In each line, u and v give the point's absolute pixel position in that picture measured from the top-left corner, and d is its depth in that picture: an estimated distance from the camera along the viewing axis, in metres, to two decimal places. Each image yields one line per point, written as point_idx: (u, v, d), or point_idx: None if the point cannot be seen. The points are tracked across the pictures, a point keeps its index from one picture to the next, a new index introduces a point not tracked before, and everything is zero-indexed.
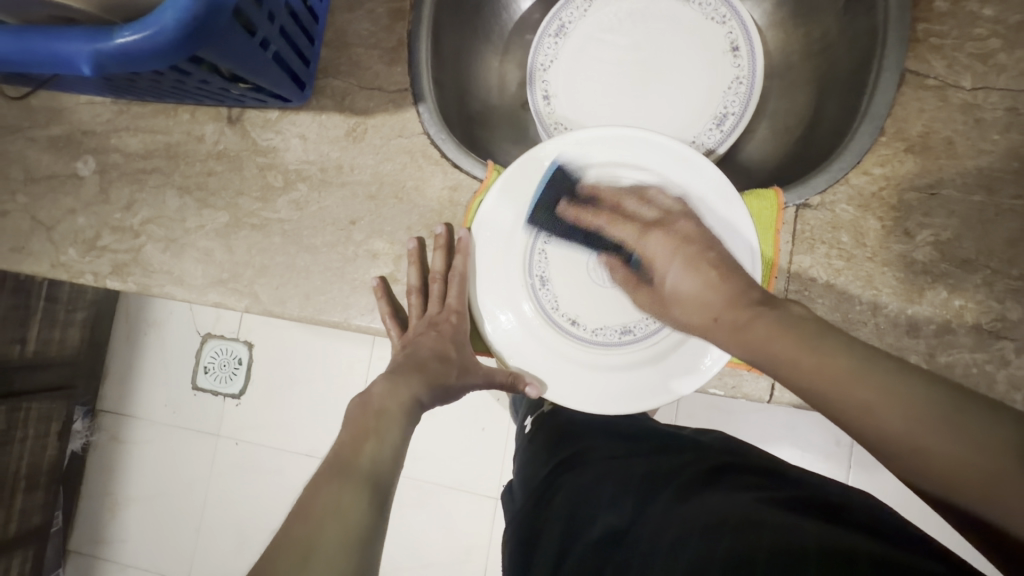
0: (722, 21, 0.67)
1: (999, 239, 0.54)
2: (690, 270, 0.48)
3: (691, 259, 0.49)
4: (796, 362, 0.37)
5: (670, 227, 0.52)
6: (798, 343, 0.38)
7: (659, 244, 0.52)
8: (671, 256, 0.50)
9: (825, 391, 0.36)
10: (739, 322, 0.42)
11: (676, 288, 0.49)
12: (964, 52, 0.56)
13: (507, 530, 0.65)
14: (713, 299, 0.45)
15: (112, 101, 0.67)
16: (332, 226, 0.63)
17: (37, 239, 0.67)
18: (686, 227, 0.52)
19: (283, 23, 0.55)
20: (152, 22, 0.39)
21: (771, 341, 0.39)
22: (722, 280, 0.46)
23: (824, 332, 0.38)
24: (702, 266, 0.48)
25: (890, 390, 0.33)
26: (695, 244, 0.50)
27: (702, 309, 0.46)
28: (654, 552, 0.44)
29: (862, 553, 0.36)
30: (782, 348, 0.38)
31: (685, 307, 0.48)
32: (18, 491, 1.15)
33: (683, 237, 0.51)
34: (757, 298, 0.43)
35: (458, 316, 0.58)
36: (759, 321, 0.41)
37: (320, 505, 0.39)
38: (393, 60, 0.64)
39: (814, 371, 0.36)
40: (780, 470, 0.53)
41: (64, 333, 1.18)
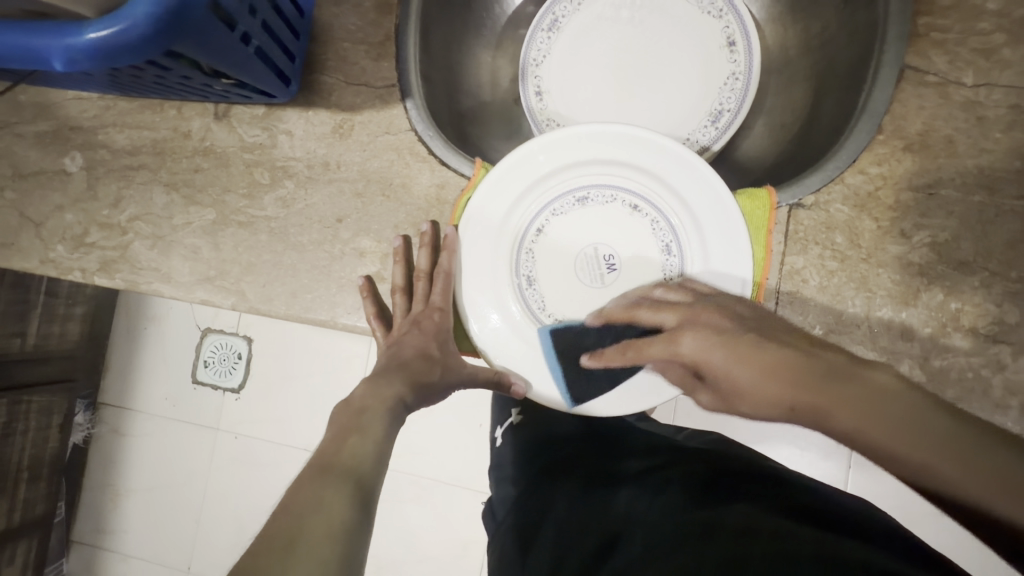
0: (718, 15, 0.66)
1: (999, 241, 0.53)
2: (749, 364, 0.40)
3: (741, 354, 0.41)
4: (854, 428, 0.34)
5: (697, 324, 0.44)
6: (853, 410, 0.34)
7: (693, 337, 0.44)
8: (713, 353, 0.42)
9: (884, 451, 0.33)
10: (801, 403, 0.37)
11: (732, 377, 0.41)
12: (967, 48, 0.54)
13: (491, 544, 0.63)
14: (775, 389, 0.39)
15: (99, 96, 0.66)
16: (318, 224, 0.63)
17: (25, 235, 0.67)
18: (714, 319, 0.45)
19: (266, 17, 0.54)
20: (124, 16, 0.38)
21: (828, 409, 0.35)
22: (783, 360, 0.39)
23: (885, 397, 0.34)
24: (757, 357, 0.40)
25: (946, 445, 0.31)
26: (739, 334, 0.43)
27: (758, 394, 0.40)
28: (646, 551, 0.43)
29: (861, 559, 0.34)
30: (836, 411, 0.35)
31: (751, 400, 0.40)
32: (20, 483, 1.16)
33: (715, 327, 0.44)
34: (822, 368, 0.38)
35: (441, 314, 0.58)
36: (819, 388, 0.36)
37: (303, 505, 0.37)
38: (381, 55, 0.63)
39: (881, 441, 0.33)
40: (774, 474, 0.52)
41: (64, 327, 1.18)
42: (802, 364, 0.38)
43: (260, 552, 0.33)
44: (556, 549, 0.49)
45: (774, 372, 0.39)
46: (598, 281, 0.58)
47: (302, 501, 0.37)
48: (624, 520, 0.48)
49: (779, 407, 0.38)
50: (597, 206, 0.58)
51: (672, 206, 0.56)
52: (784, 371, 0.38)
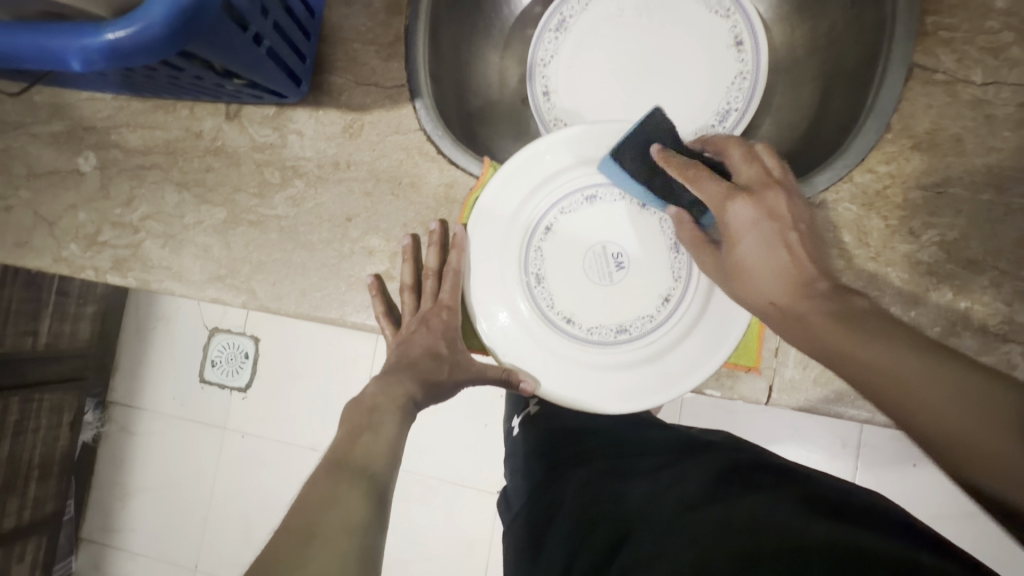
0: (726, 14, 0.66)
1: (1009, 239, 0.53)
2: (768, 246, 0.44)
3: (771, 239, 0.44)
4: (848, 346, 0.36)
5: (759, 198, 0.45)
6: (848, 330, 0.37)
7: (744, 210, 0.45)
8: (750, 232, 0.44)
9: (871, 368, 0.35)
10: (793, 309, 0.41)
11: (742, 261, 0.45)
12: (975, 46, 0.54)
13: (507, 535, 0.64)
14: (772, 283, 0.43)
15: (112, 97, 0.67)
16: (328, 223, 0.63)
17: (40, 234, 0.68)
18: (778, 201, 0.45)
19: (277, 18, 0.54)
20: (140, 17, 0.39)
21: (818, 323, 0.39)
22: (793, 265, 0.42)
23: (879, 322, 0.37)
24: (783, 247, 0.43)
25: (945, 388, 0.32)
26: (785, 224, 0.44)
27: (756, 293, 0.44)
28: (659, 542, 0.43)
29: (873, 549, 0.34)
30: (821, 325, 0.39)
31: (744, 286, 0.45)
32: (31, 480, 1.17)
33: (770, 209, 0.45)
34: (820, 285, 0.41)
35: (449, 312, 0.58)
36: (814, 309, 0.40)
37: (322, 501, 0.38)
38: (390, 56, 0.64)
39: (872, 361, 0.35)
40: (783, 467, 0.52)
41: (75, 326, 1.20)
42: (808, 280, 0.42)
43: (278, 548, 0.34)
44: (569, 545, 0.50)
45: (776, 272, 0.43)
46: (607, 279, 0.58)
47: (317, 498, 0.38)
48: (637, 515, 0.49)
49: (762, 301, 0.43)
50: (606, 205, 0.58)
51: None
52: (788, 277, 0.42)
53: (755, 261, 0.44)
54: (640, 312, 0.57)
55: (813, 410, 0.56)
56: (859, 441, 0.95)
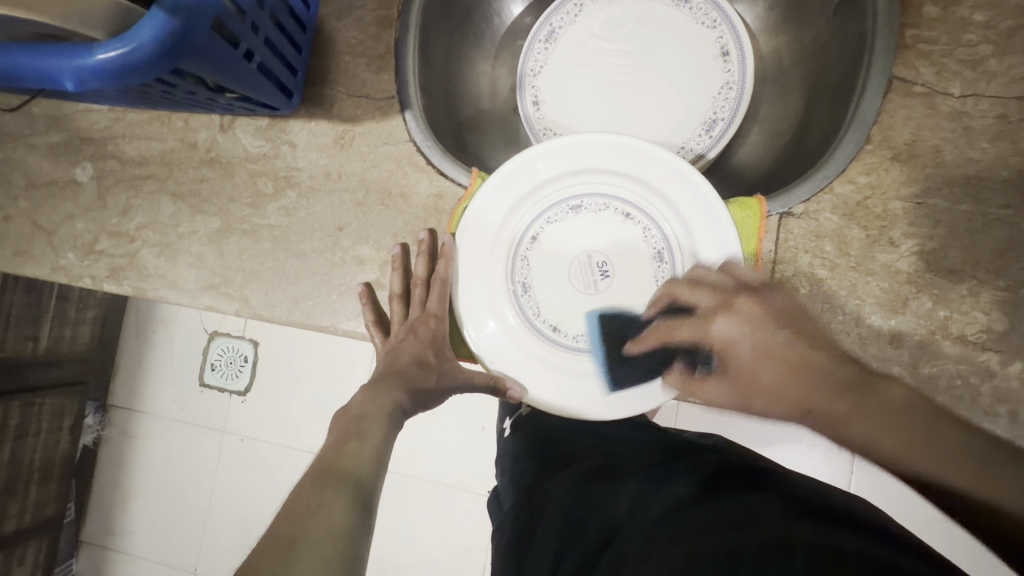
0: (712, 25, 0.67)
1: (987, 249, 0.53)
2: (770, 356, 0.47)
3: (769, 354, 0.47)
4: (897, 451, 0.40)
5: (736, 310, 0.50)
6: (894, 432, 0.40)
7: (732, 325, 0.49)
8: (743, 342, 0.49)
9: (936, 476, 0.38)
10: (828, 416, 0.43)
11: (754, 371, 0.48)
12: (954, 59, 0.55)
13: (496, 534, 0.64)
14: (800, 390, 0.45)
15: (109, 109, 0.69)
16: (319, 232, 0.64)
17: (38, 243, 0.69)
18: (753, 308, 0.49)
19: (268, 33, 0.55)
20: (130, 39, 0.40)
21: (857, 426, 0.42)
22: (815, 370, 0.45)
23: (913, 415, 0.41)
24: (785, 350, 0.47)
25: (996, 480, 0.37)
26: (774, 326, 0.49)
27: (785, 401, 0.45)
28: (643, 544, 0.44)
29: (849, 549, 0.35)
30: (859, 429, 0.42)
31: (763, 394, 0.47)
32: (31, 483, 1.18)
33: (754, 319, 0.49)
34: (846, 380, 0.44)
35: (436, 321, 0.59)
36: (855, 407, 0.42)
37: (310, 508, 0.38)
38: (381, 68, 0.65)
39: (919, 466, 0.39)
40: (766, 471, 0.53)
41: (75, 331, 1.21)
42: (828, 377, 0.44)
43: (265, 553, 0.35)
44: (556, 544, 0.50)
45: (795, 381, 0.45)
46: (591, 288, 0.59)
47: (304, 504, 0.39)
48: (623, 516, 0.49)
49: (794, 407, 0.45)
50: (591, 215, 0.59)
51: (666, 215, 0.56)
52: (811, 385, 0.44)
53: (766, 370, 0.47)
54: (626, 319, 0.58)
55: None
56: None
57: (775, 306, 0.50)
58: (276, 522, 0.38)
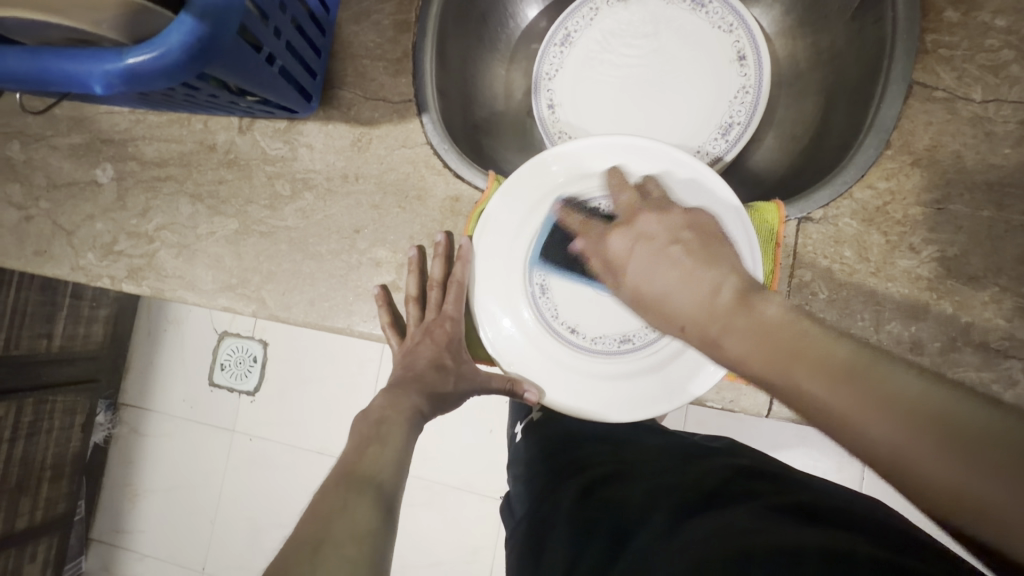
0: (729, 29, 0.67)
1: (1009, 256, 0.53)
2: (647, 263, 0.47)
3: (650, 258, 0.47)
4: (771, 373, 0.33)
5: (632, 225, 0.51)
6: (768, 355, 0.34)
7: (620, 240, 0.51)
8: (631, 251, 0.49)
9: (807, 399, 0.31)
10: (709, 334, 0.39)
11: (639, 289, 0.47)
12: (975, 64, 0.55)
13: (508, 542, 0.64)
14: (681, 309, 0.42)
15: (129, 111, 0.69)
16: (336, 234, 0.65)
17: (58, 243, 0.70)
18: (650, 222, 0.50)
19: (290, 37, 0.56)
20: (160, 43, 0.41)
21: (730, 347, 0.37)
22: (709, 288, 0.41)
23: (793, 328, 0.34)
24: (671, 262, 0.45)
25: (922, 425, 0.26)
26: (663, 241, 0.47)
27: (670, 318, 0.43)
28: (656, 547, 0.43)
29: (863, 551, 0.35)
30: (749, 349, 0.35)
31: (654, 311, 0.45)
32: (43, 480, 1.20)
33: (644, 234, 0.49)
34: (725, 301, 0.39)
35: (452, 323, 0.60)
36: (739, 327, 0.36)
37: (332, 513, 0.39)
38: (399, 71, 0.65)
39: (826, 404, 0.30)
40: (782, 475, 0.52)
41: (88, 329, 1.22)
42: (716, 299, 0.39)
43: (291, 554, 0.35)
44: (568, 546, 0.50)
45: (680, 290, 0.42)
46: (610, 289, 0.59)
47: (327, 507, 0.39)
48: (635, 519, 0.49)
49: (675, 326, 0.42)
50: None
51: None
52: (707, 301, 0.40)
53: (647, 284, 0.46)
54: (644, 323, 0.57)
55: None
56: None
57: (672, 224, 0.48)
58: (299, 526, 0.38)
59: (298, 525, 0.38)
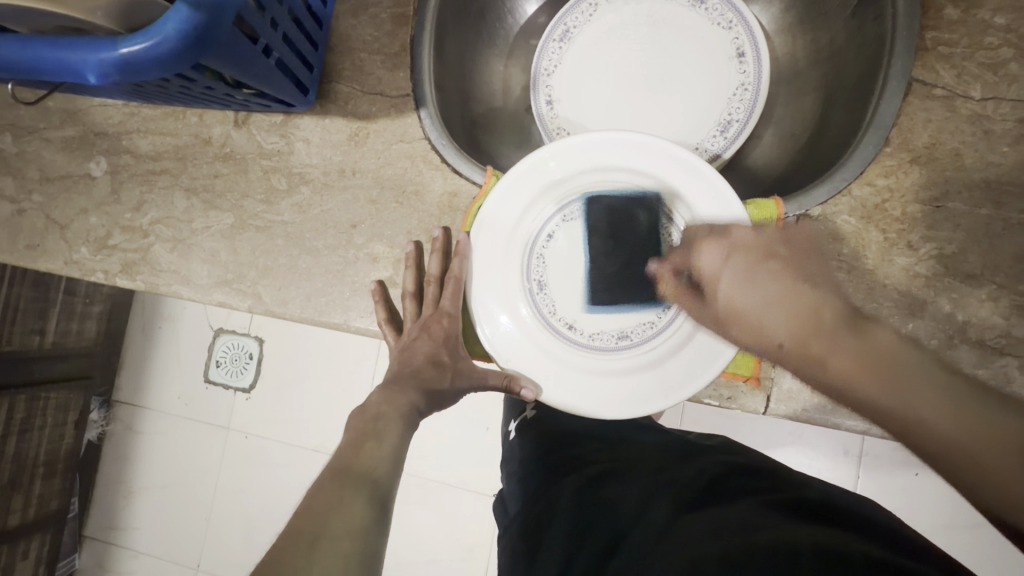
0: (728, 26, 0.67)
1: (1006, 254, 0.53)
2: (746, 278, 0.44)
3: (750, 275, 0.44)
4: (909, 408, 0.35)
5: (728, 240, 0.46)
6: (905, 391, 0.35)
7: (711, 252, 0.46)
8: (725, 267, 0.45)
9: (898, 413, 0.35)
10: (809, 351, 0.39)
11: (735, 304, 0.44)
12: (974, 62, 0.55)
13: (503, 538, 0.63)
14: (791, 325, 0.40)
15: (124, 103, 0.69)
16: (333, 229, 0.64)
17: (51, 237, 0.69)
18: (745, 235, 0.46)
19: (287, 29, 0.56)
20: (154, 32, 0.40)
21: (841, 370, 0.38)
22: (811, 307, 0.40)
23: (919, 365, 0.36)
24: (772, 279, 0.43)
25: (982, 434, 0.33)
26: (759, 253, 0.45)
27: (762, 334, 0.42)
28: (653, 543, 0.43)
29: (860, 550, 0.35)
30: (844, 366, 0.38)
31: (745, 328, 0.43)
32: (36, 477, 1.19)
33: (738, 245, 0.46)
34: (834, 324, 0.39)
35: (450, 320, 0.60)
36: (838, 346, 0.38)
37: (327, 509, 0.38)
38: (396, 65, 0.65)
39: (907, 413, 0.35)
40: (778, 474, 0.52)
41: (82, 325, 1.21)
42: (818, 318, 0.40)
43: (285, 549, 0.35)
44: (564, 544, 0.49)
45: (775, 307, 0.42)
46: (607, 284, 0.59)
47: (322, 502, 0.39)
48: (632, 516, 0.49)
49: (772, 341, 0.41)
50: (605, 213, 0.58)
51: (681, 212, 0.56)
52: (805, 317, 0.40)
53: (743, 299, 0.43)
54: (642, 318, 0.57)
55: (810, 419, 0.56)
56: (859, 450, 0.96)
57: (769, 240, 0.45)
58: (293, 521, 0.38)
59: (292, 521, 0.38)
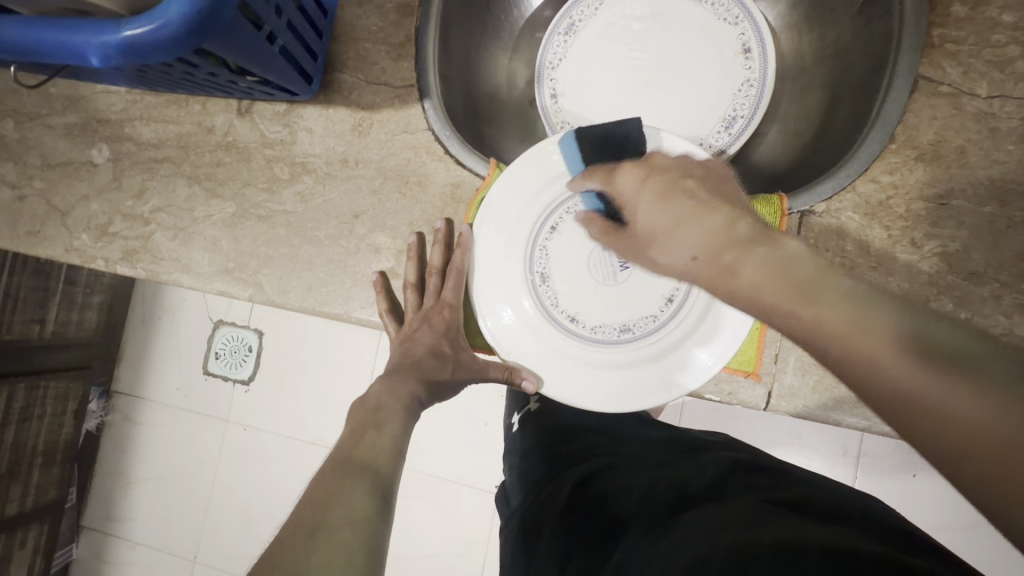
0: (734, 21, 0.66)
1: (1010, 252, 0.53)
2: (656, 199, 0.50)
3: (658, 193, 0.50)
4: (791, 301, 0.35)
5: (647, 165, 0.53)
6: (788, 288, 0.36)
7: (631, 176, 0.53)
8: (642, 191, 0.52)
9: (824, 327, 0.33)
10: (722, 264, 0.42)
11: (647, 224, 0.51)
12: (981, 59, 0.55)
13: (503, 531, 0.63)
14: (691, 241, 0.46)
15: (126, 90, 0.68)
16: (335, 220, 0.64)
17: (52, 224, 0.69)
18: (664, 160, 0.53)
19: (291, 17, 0.55)
20: (159, 15, 0.40)
21: (762, 285, 0.38)
22: (711, 224, 0.45)
23: (815, 269, 0.37)
24: (680, 196, 0.49)
25: (927, 356, 0.30)
26: (674, 175, 0.51)
27: (677, 253, 0.47)
28: (657, 538, 0.43)
29: (865, 549, 0.35)
30: (766, 284, 0.38)
31: (657, 246, 0.50)
32: (35, 466, 1.19)
33: (658, 168, 0.52)
34: (742, 236, 0.43)
35: (451, 311, 0.60)
36: (773, 270, 0.38)
37: (330, 498, 0.38)
38: (401, 56, 0.65)
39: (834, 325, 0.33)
40: (779, 471, 0.52)
41: (82, 315, 1.21)
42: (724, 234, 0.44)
43: (288, 537, 0.35)
44: (565, 538, 0.49)
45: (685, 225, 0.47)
46: (610, 279, 0.59)
47: (324, 492, 0.39)
48: (635, 510, 0.49)
49: (681, 257, 0.46)
50: None
51: None
52: (712, 232, 0.44)
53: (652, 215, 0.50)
54: (644, 312, 0.57)
55: (810, 416, 0.56)
56: (857, 450, 0.96)
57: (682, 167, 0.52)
58: (296, 510, 0.38)
59: (295, 510, 0.38)
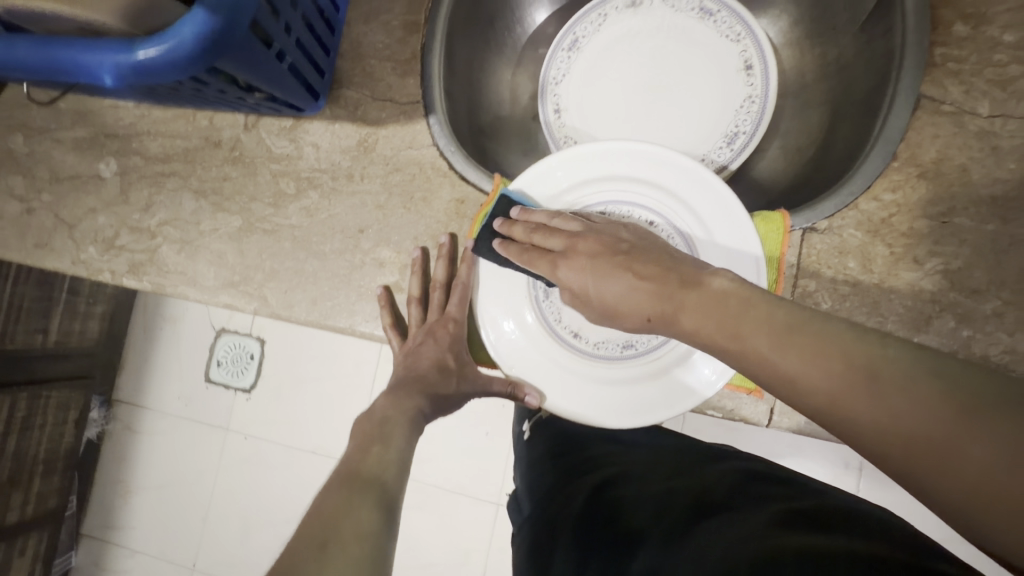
0: (736, 39, 0.67)
1: (1013, 271, 0.53)
2: (598, 273, 0.47)
3: (600, 270, 0.47)
4: (724, 341, 0.38)
5: (574, 252, 0.50)
6: (721, 327, 0.38)
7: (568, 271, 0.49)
8: (586, 278, 0.48)
9: (750, 351, 0.36)
10: (665, 313, 0.42)
11: (606, 306, 0.47)
12: (982, 78, 0.55)
13: (518, 536, 0.64)
14: (643, 305, 0.44)
15: (135, 105, 0.69)
16: (340, 234, 0.65)
17: (59, 237, 0.70)
18: (589, 243, 0.50)
19: (300, 35, 0.56)
20: (172, 36, 0.40)
21: (695, 322, 0.40)
22: (648, 279, 0.44)
23: (744, 297, 0.38)
24: (620, 273, 0.46)
25: (832, 355, 0.32)
26: (608, 252, 0.48)
27: (630, 317, 0.45)
28: (669, 550, 0.43)
29: (884, 556, 0.34)
30: (697, 322, 0.40)
31: (622, 323, 0.46)
32: (35, 474, 1.19)
33: (591, 253, 0.49)
34: (675, 285, 0.42)
35: (455, 324, 0.60)
36: (698, 306, 0.40)
37: (338, 513, 0.38)
38: (406, 73, 0.65)
39: (756, 349, 0.36)
40: (790, 480, 0.52)
41: (85, 324, 1.22)
42: (663, 284, 0.43)
43: (296, 552, 0.35)
44: (578, 549, 0.49)
45: (636, 293, 0.44)
46: None
47: (333, 506, 0.39)
48: (647, 521, 0.48)
49: (641, 322, 0.44)
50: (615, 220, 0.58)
51: (689, 225, 0.56)
52: (648, 291, 0.44)
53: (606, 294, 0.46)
54: None
55: (814, 433, 0.56)
56: (861, 462, 0.96)
57: (604, 241, 0.49)
58: (305, 525, 0.38)
59: (304, 524, 0.38)
